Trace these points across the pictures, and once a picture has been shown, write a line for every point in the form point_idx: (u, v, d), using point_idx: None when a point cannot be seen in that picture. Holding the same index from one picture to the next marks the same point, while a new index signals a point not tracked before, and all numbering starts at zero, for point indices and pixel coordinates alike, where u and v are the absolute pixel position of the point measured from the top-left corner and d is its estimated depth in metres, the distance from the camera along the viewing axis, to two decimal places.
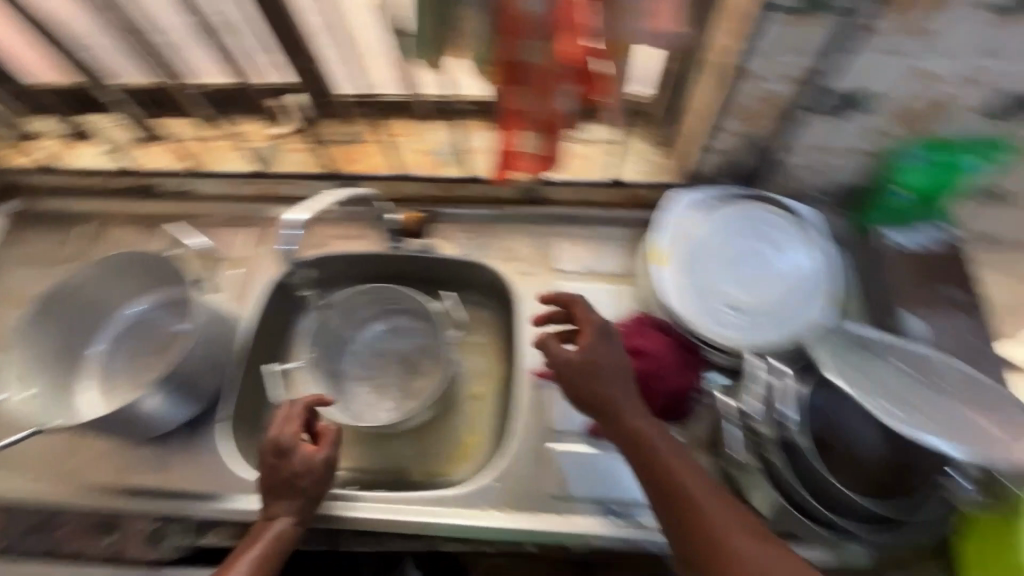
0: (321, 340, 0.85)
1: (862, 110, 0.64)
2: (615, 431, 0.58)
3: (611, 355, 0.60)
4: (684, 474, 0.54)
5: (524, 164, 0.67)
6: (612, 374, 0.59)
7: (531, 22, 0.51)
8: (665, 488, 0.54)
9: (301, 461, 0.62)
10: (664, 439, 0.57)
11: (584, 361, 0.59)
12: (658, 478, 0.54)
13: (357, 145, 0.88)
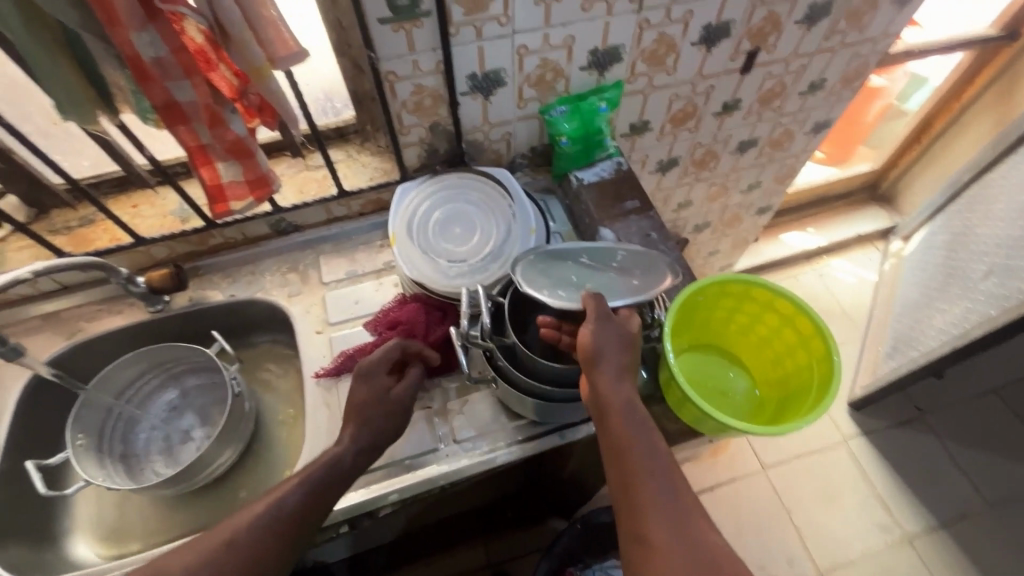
0: (98, 424, 0.82)
1: (499, 85, 0.82)
2: (608, 382, 0.60)
3: (617, 337, 0.62)
4: (638, 434, 0.59)
5: (236, 193, 0.75)
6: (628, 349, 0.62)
7: (163, 66, 0.58)
8: (617, 447, 0.58)
9: (380, 391, 0.69)
10: (618, 402, 0.60)
11: (618, 341, 0.62)
12: (619, 439, 0.58)
13: (93, 225, 0.87)
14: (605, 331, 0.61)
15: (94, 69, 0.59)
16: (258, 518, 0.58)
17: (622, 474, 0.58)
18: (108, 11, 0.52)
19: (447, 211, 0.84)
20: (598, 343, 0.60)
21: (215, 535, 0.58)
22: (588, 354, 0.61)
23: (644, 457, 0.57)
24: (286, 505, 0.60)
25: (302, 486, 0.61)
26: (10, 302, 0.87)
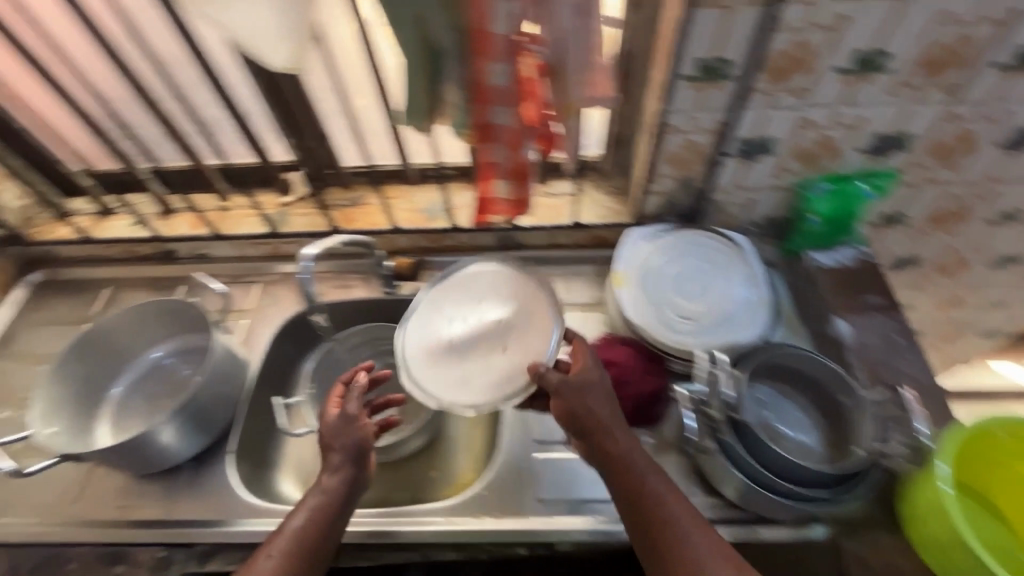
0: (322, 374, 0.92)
1: (767, 152, 0.81)
2: (575, 437, 0.67)
3: (601, 404, 0.66)
4: (651, 486, 0.62)
5: (499, 209, 0.80)
6: (596, 406, 0.65)
7: (500, 93, 0.64)
8: (625, 497, 0.62)
9: (330, 421, 0.71)
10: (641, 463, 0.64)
11: (576, 392, 0.65)
12: (634, 491, 0.62)
13: (358, 206, 1.00)
14: (579, 386, 0.66)
15: (439, 84, 0.67)
16: (297, 536, 0.63)
17: (645, 531, 0.60)
18: (483, 43, 0.59)
19: (687, 266, 0.84)
20: (574, 409, 0.65)
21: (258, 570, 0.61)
22: (564, 415, 0.65)
23: (672, 511, 0.60)
24: (318, 516, 0.65)
25: (315, 496, 0.66)
26: (279, 255, 1.02)
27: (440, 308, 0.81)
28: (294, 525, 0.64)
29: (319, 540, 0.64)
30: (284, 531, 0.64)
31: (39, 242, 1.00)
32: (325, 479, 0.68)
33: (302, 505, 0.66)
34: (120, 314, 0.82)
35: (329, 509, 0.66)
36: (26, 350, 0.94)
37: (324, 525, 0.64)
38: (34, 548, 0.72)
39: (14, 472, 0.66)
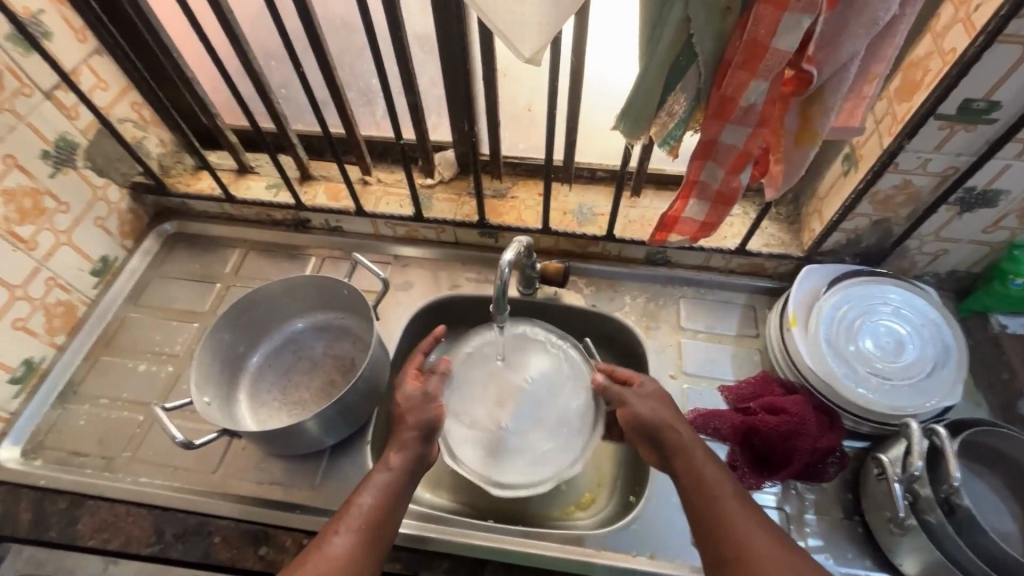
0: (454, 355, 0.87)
1: (989, 205, 0.72)
2: (642, 447, 0.69)
3: (654, 403, 0.69)
4: (718, 496, 0.60)
5: (683, 228, 0.75)
6: (652, 412, 0.68)
7: (746, 112, 0.58)
8: (702, 503, 0.60)
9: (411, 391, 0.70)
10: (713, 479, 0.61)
11: (655, 405, 0.69)
12: (702, 493, 0.60)
13: (504, 199, 0.95)
14: (650, 404, 0.69)
15: (669, 94, 0.61)
16: (364, 513, 0.60)
17: (716, 536, 0.57)
18: (753, 57, 0.53)
19: (878, 317, 0.77)
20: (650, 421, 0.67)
21: (330, 547, 0.57)
22: (637, 421, 0.68)
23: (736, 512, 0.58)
24: (382, 496, 0.62)
25: (381, 481, 0.64)
26: (414, 239, 0.98)
27: (486, 383, 0.84)
28: (365, 503, 0.61)
29: (379, 525, 0.60)
30: (355, 512, 0.61)
31: (176, 193, 0.97)
32: (389, 458, 0.66)
33: (368, 484, 0.63)
34: (273, 288, 0.79)
35: (393, 492, 0.63)
36: (159, 302, 0.93)
37: (387, 509, 0.62)
38: (179, 514, 0.72)
39: (185, 445, 0.64)
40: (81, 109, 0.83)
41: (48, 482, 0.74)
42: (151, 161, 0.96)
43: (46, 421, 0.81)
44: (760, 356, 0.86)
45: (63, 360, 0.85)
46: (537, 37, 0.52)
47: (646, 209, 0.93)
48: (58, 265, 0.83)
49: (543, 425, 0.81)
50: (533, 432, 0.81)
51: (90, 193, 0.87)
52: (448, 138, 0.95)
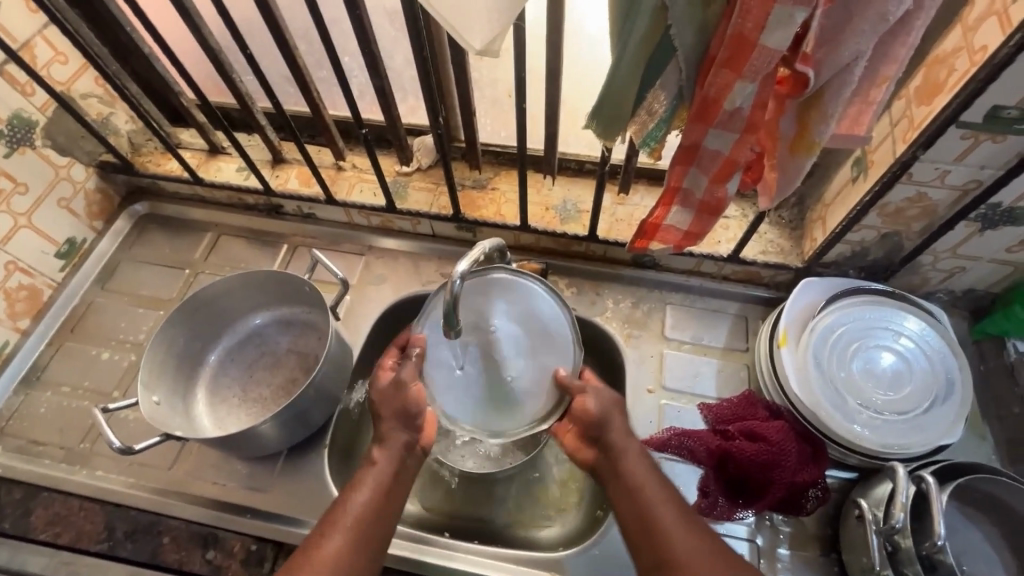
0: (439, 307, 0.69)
1: (1015, 225, 0.64)
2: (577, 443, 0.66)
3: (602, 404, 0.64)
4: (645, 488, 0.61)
5: (666, 236, 0.68)
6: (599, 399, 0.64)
7: (731, 116, 0.51)
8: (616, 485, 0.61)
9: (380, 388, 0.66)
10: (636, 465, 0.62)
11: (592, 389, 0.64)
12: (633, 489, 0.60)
13: (483, 191, 0.88)
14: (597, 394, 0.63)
15: (646, 91, 0.54)
16: (360, 517, 0.59)
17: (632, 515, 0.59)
18: (739, 54, 0.45)
19: (876, 343, 0.71)
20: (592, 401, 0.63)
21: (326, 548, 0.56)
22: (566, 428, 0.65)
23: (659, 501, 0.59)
24: (375, 491, 0.61)
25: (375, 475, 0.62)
26: (389, 230, 0.93)
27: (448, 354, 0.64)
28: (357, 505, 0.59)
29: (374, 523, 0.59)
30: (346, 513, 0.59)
31: (143, 172, 0.93)
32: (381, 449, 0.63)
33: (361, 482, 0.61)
34: (231, 281, 0.76)
35: (387, 486, 0.61)
36: (127, 288, 0.91)
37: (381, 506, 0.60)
38: (132, 510, 0.71)
39: (123, 449, 0.63)
40: (36, 85, 0.79)
41: (6, 471, 0.74)
42: (120, 139, 0.92)
43: (9, 406, 0.81)
44: (747, 373, 0.80)
45: (27, 345, 0.84)
46: (488, 25, 0.45)
47: (636, 207, 0.86)
48: (18, 249, 0.81)
49: (512, 339, 0.64)
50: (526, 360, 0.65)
51: (52, 173, 0.84)
52: (425, 122, 0.88)
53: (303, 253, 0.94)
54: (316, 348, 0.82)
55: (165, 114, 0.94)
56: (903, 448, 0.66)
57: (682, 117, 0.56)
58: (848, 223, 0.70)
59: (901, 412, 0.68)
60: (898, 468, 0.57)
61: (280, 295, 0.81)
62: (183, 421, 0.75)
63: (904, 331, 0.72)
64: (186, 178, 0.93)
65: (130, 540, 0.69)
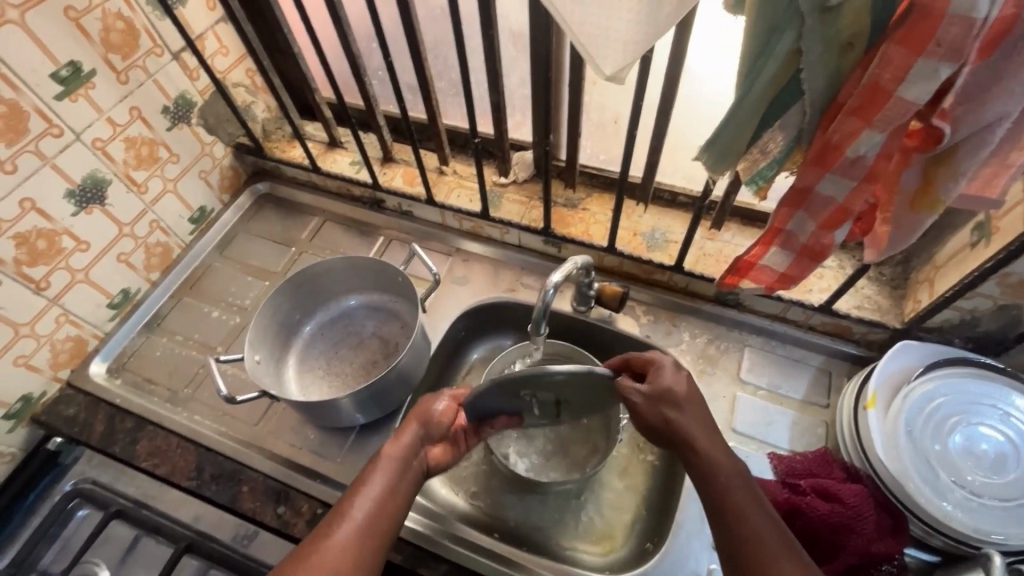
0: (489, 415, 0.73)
1: None
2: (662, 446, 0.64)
3: (687, 412, 0.61)
4: (715, 467, 0.58)
5: (759, 276, 0.68)
6: (688, 426, 0.60)
7: (851, 163, 0.51)
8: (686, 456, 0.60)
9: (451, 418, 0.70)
10: (712, 450, 0.59)
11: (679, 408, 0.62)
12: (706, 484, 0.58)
13: (574, 210, 0.91)
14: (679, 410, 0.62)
15: (764, 130, 0.55)
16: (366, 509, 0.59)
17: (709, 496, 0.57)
18: (870, 103, 0.46)
19: (978, 419, 0.67)
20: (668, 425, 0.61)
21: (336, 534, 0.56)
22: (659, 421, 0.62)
23: (736, 490, 0.57)
24: (385, 482, 0.61)
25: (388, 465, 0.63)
26: (478, 235, 0.98)
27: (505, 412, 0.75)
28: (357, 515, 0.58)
29: (377, 521, 0.58)
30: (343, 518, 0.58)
31: (269, 156, 1.04)
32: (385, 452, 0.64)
33: (369, 475, 0.61)
34: (336, 261, 0.83)
35: (399, 477, 0.62)
36: (241, 256, 1.01)
37: (387, 503, 0.60)
38: (219, 457, 0.78)
39: (227, 398, 0.70)
40: (201, 71, 0.91)
41: (121, 401, 0.83)
42: (256, 124, 1.03)
43: (131, 346, 0.91)
44: (825, 429, 0.77)
45: (154, 294, 0.94)
46: (621, 54, 0.49)
47: (725, 244, 0.86)
48: (162, 209, 0.92)
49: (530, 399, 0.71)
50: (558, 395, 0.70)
51: (199, 148, 0.95)
52: (528, 138, 0.93)
53: (397, 246, 1.01)
54: (396, 334, 0.87)
55: (297, 106, 1.04)
56: (1002, 537, 0.60)
57: (794, 160, 0.57)
58: (962, 290, 0.66)
59: (1004, 496, 0.63)
60: (993, 557, 0.53)
61: (372, 281, 0.87)
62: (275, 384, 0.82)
63: (1012, 413, 0.67)
64: (305, 164, 1.02)
65: (211, 482, 0.76)
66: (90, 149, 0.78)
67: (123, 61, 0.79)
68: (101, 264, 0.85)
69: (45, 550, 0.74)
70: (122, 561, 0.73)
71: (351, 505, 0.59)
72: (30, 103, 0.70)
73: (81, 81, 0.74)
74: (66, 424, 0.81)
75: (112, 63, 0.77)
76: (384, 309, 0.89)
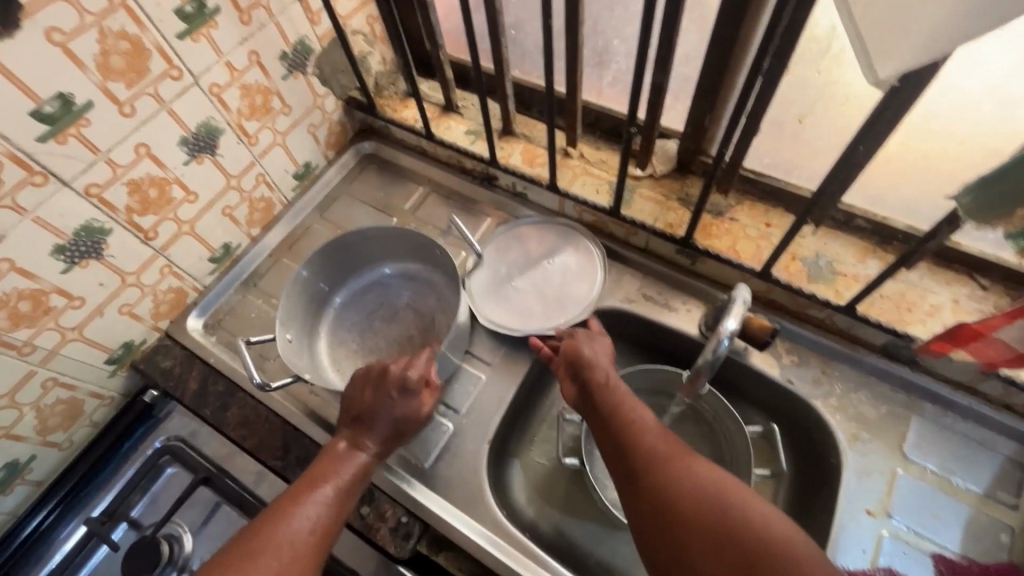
0: (510, 245, 0.87)
1: None
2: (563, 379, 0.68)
3: (594, 345, 0.68)
4: (619, 394, 0.62)
5: (984, 350, 0.54)
6: (597, 358, 0.66)
7: None
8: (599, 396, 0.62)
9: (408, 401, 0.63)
10: (614, 381, 0.63)
11: (599, 350, 0.67)
12: (605, 414, 0.61)
13: (719, 219, 0.78)
14: (599, 361, 0.65)
15: None
16: (316, 511, 0.56)
17: (608, 425, 0.60)
18: None
19: None
20: (580, 364, 0.66)
21: (283, 530, 0.53)
22: (574, 355, 0.67)
23: (642, 425, 0.58)
24: (338, 485, 0.58)
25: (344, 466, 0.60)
26: (598, 231, 0.86)
27: (523, 246, 0.87)
28: (300, 534, 0.54)
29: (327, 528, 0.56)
30: (270, 547, 0.52)
31: (379, 114, 0.95)
32: (335, 461, 0.60)
33: (325, 474, 0.59)
34: (365, 232, 0.81)
35: (356, 481, 0.59)
36: (340, 221, 0.95)
37: (339, 508, 0.57)
38: (307, 439, 0.74)
39: (261, 385, 0.69)
40: (323, 15, 0.82)
41: (215, 360, 0.81)
42: (370, 78, 0.94)
43: (227, 303, 0.88)
44: (1011, 538, 0.62)
45: (253, 251, 0.91)
46: (908, 56, 0.36)
47: (910, 287, 0.70)
48: (269, 163, 0.87)
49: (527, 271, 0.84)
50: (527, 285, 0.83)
51: (311, 100, 0.88)
52: (678, 127, 0.79)
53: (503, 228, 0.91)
54: (436, 312, 0.83)
55: (416, 61, 0.94)
56: None
57: None
58: None
59: None
60: None
61: (406, 251, 0.85)
62: (309, 358, 0.80)
63: None
64: (417, 128, 0.93)
65: (297, 465, 0.73)
66: (207, 95, 0.72)
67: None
68: (207, 216, 0.81)
69: (136, 501, 0.74)
70: (203, 526, 0.72)
71: (302, 501, 0.56)
72: (153, 41, 0.64)
73: (204, 20, 0.67)
74: (164, 376, 0.80)
75: (236, 1, 0.70)
76: (423, 282, 0.85)
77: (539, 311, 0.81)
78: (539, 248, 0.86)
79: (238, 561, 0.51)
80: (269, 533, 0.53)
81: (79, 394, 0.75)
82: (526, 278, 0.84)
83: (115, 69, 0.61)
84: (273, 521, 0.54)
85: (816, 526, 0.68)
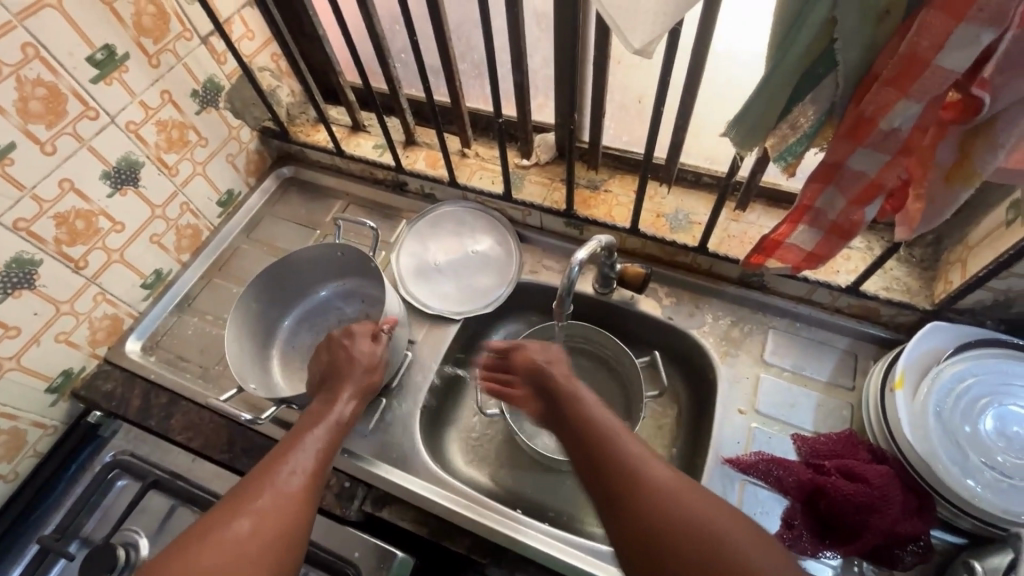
0: (432, 229, 0.97)
1: None
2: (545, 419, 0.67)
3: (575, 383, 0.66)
4: (617, 437, 0.59)
5: (787, 255, 0.69)
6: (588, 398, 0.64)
7: (886, 136, 0.50)
8: (594, 445, 0.59)
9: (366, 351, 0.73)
10: (612, 426, 0.61)
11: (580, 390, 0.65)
12: (604, 466, 0.57)
13: (596, 191, 0.91)
14: (587, 398, 0.64)
15: (795, 104, 0.54)
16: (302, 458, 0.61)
17: (611, 477, 0.57)
18: (907, 73, 0.45)
19: (1003, 400, 0.66)
20: (576, 407, 0.63)
21: (273, 477, 0.59)
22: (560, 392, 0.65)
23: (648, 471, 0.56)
24: (319, 434, 0.65)
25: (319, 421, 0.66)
26: None
27: (443, 229, 0.97)
28: (290, 476, 0.59)
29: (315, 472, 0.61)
30: (260, 493, 0.57)
31: (293, 139, 1.05)
32: (312, 416, 0.67)
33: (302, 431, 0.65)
34: (304, 256, 0.89)
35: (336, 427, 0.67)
36: (267, 239, 1.03)
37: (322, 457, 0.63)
38: (251, 432, 0.81)
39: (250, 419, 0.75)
40: (228, 55, 0.92)
41: (156, 376, 0.86)
42: (281, 108, 1.04)
43: (164, 325, 0.94)
44: (850, 412, 0.77)
45: (184, 275, 0.97)
46: (651, 26, 0.48)
47: (750, 225, 0.85)
48: (192, 192, 0.94)
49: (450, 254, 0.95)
50: (451, 268, 0.94)
51: (226, 131, 0.97)
52: (551, 120, 0.92)
53: None
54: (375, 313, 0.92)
55: (321, 90, 1.05)
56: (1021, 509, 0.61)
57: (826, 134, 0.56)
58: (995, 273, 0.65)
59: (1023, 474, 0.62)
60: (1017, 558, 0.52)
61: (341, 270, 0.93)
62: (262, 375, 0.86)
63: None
64: (329, 148, 1.03)
65: (244, 456, 0.79)
66: (123, 132, 0.80)
67: (155, 45, 0.80)
68: (136, 245, 0.88)
69: (87, 517, 0.77)
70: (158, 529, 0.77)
71: (286, 452, 0.62)
72: (68, 86, 0.71)
73: (115, 65, 0.76)
74: (105, 398, 0.85)
75: (144, 47, 0.79)
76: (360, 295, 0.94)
77: (462, 292, 0.91)
78: (458, 231, 0.96)
79: (237, 501, 0.56)
80: (258, 484, 0.58)
81: (21, 424, 0.78)
82: (448, 261, 0.94)
83: (34, 113, 0.69)
84: (267, 467, 0.60)
85: (705, 432, 0.80)
